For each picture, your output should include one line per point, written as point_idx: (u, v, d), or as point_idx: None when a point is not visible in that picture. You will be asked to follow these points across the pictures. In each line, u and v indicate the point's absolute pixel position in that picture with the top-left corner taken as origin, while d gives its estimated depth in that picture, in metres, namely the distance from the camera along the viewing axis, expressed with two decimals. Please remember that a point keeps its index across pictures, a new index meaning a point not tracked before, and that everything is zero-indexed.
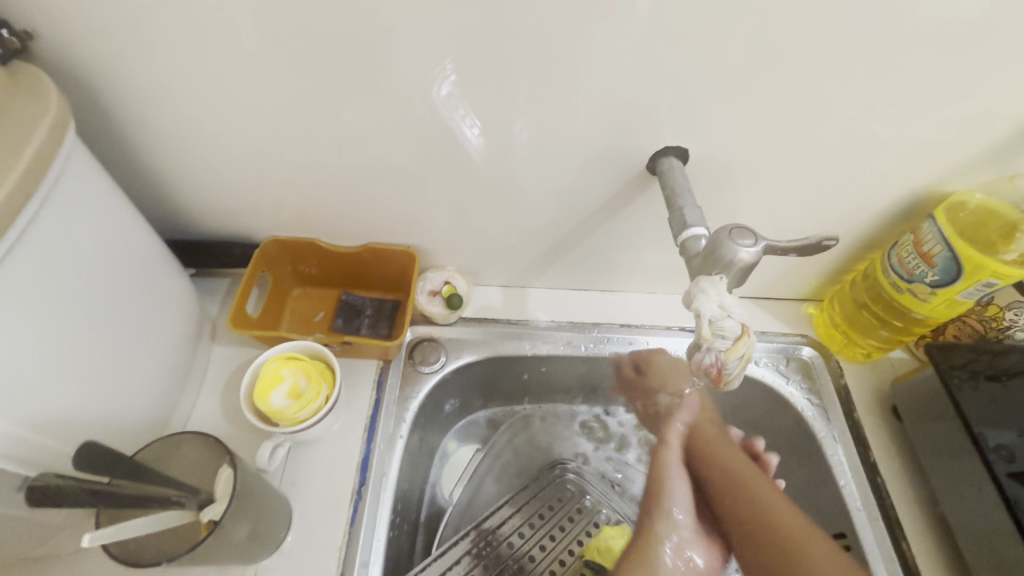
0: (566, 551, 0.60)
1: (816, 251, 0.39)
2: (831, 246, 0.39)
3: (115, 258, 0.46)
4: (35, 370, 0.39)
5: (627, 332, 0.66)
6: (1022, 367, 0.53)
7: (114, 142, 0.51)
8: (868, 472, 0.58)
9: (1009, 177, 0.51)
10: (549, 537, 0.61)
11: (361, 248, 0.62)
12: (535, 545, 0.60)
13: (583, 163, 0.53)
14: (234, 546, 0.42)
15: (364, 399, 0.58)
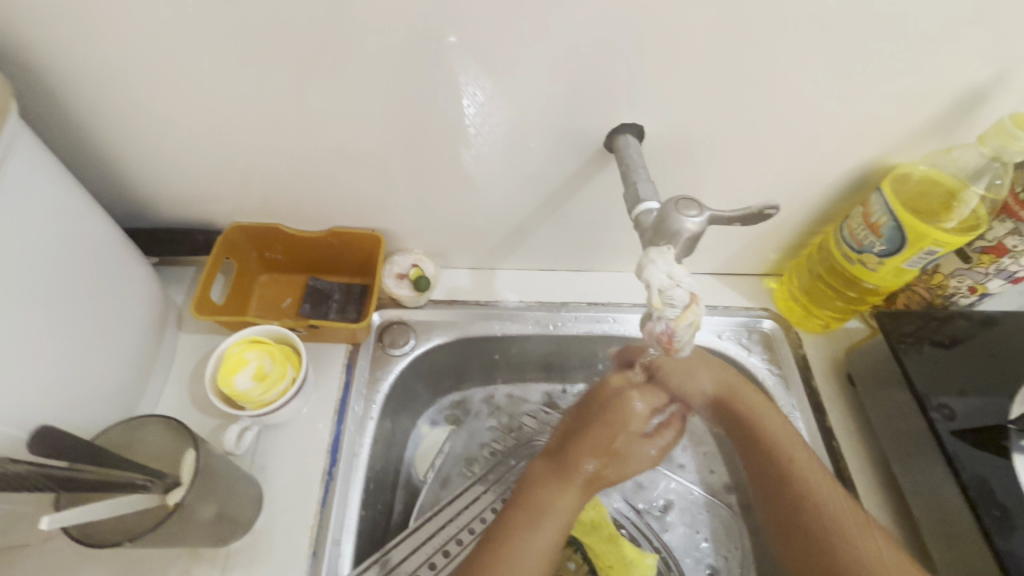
0: None
1: (757, 220, 0.40)
2: (772, 216, 0.40)
3: (67, 245, 0.45)
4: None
5: (595, 310, 0.67)
6: (965, 333, 0.56)
7: (63, 129, 0.50)
8: (824, 437, 0.60)
9: (947, 148, 0.52)
10: None
11: (326, 233, 0.61)
12: None
13: (542, 144, 0.53)
14: (202, 527, 0.43)
15: (334, 382, 0.59)
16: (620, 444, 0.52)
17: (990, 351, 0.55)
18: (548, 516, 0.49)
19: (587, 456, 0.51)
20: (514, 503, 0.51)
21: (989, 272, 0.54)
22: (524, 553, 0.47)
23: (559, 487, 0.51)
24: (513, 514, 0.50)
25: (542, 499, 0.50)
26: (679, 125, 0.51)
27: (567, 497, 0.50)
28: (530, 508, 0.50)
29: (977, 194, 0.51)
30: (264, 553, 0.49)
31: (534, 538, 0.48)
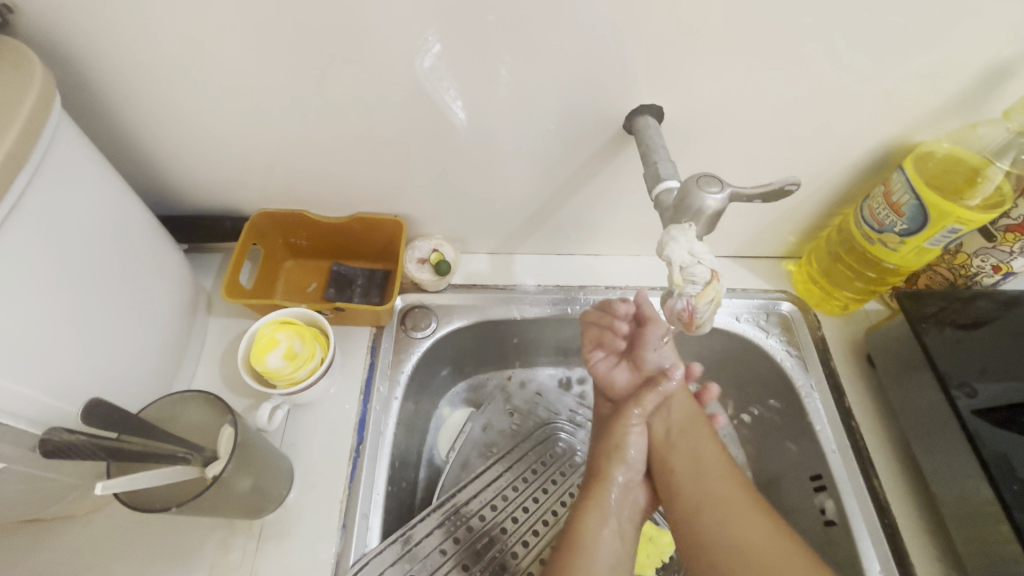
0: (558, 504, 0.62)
1: (779, 196, 0.40)
2: (794, 190, 0.40)
3: (106, 231, 0.47)
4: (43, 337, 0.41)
5: (613, 294, 0.68)
6: (988, 314, 0.56)
7: (99, 118, 0.52)
8: (843, 418, 0.61)
9: (972, 125, 0.51)
10: (542, 491, 0.63)
11: (349, 218, 0.63)
12: (528, 498, 0.62)
13: (561, 126, 0.53)
14: (240, 499, 0.45)
15: (358, 363, 0.60)
16: (605, 491, 0.55)
17: (1014, 332, 0.55)
18: (600, 551, 0.52)
19: (602, 508, 0.54)
20: (565, 538, 0.53)
21: (1013, 250, 0.53)
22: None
23: (596, 514, 0.54)
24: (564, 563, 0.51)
25: (589, 536, 0.52)
26: (698, 106, 0.51)
27: (604, 531, 0.53)
28: (574, 541, 0.52)
29: (1000, 170, 0.50)
30: (296, 526, 0.51)
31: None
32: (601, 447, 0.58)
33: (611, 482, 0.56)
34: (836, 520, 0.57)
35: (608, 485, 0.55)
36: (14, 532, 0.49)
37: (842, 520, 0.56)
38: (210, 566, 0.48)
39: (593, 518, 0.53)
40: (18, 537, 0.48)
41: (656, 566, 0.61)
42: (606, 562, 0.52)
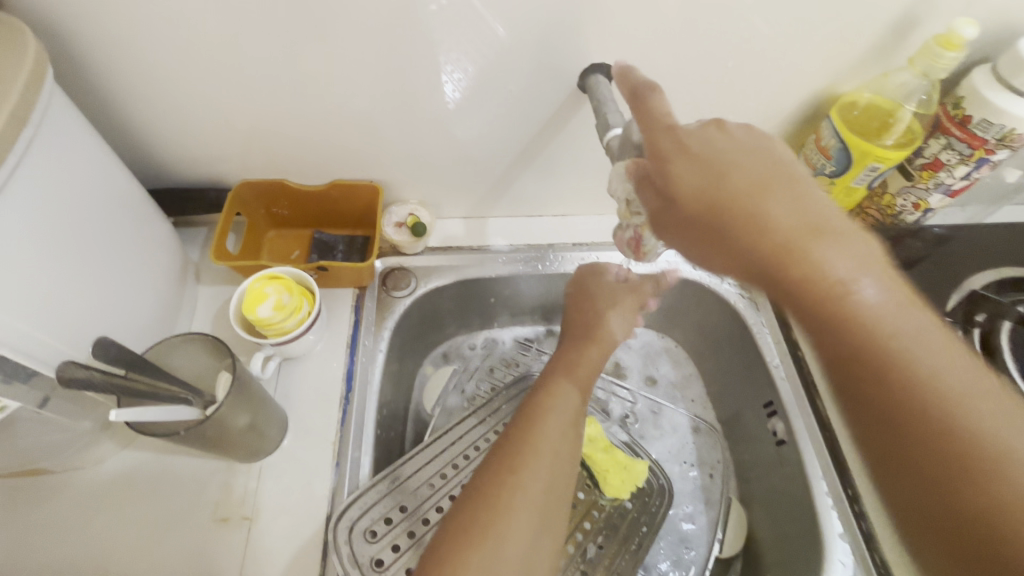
0: None
1: None
2: None
3: (98, 197, 0.50)
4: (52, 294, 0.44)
5: (579, 251, 0.73)
6: (915, 254, 0.63)
7: (84, 92, 0.54)
8: (791, 349, 0.67)
9: (884, 75, 0.57)
10: None
11: (327, 185, 0.66)
12: None
13: (521, 88, 0.58)
14: (241, 434, 0.49)
15: (344, 321, 0.64)
16: (566, 378, 0.58)
17: (935, 264, 0.62)
18: (558, 419, 0.53)
19: (567, 382, 0.57)
20: (525, 414, 0.54)
21: (929, 188, 0.60)
22: (529, 479, 0.48)
23: (559, 391, 0.56)
24: (524, 426, 0.52)
25: (549, 406, 0.54)
26: (646, 62, 0.56)
27: (563, 406, 0.55)
28: (533, 413, 0.54)
29: (910, 112, 0.56)
30: (292, 466, 0.55)
31: (548, 453, 0.50)
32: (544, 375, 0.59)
33: (571, 378, 0.58)
34: (786, 439, 0.63)
35: (568, 379, 0.57)
36: (23, 486, 0.52)
37: (791, 438, 0.62)
38: (214, 504, 0.52)
39: (533, 421, 0.53)
40: (31, 488, 0.52)
41: (631, 490, 0.65)
42: (568, 428, 0.53)
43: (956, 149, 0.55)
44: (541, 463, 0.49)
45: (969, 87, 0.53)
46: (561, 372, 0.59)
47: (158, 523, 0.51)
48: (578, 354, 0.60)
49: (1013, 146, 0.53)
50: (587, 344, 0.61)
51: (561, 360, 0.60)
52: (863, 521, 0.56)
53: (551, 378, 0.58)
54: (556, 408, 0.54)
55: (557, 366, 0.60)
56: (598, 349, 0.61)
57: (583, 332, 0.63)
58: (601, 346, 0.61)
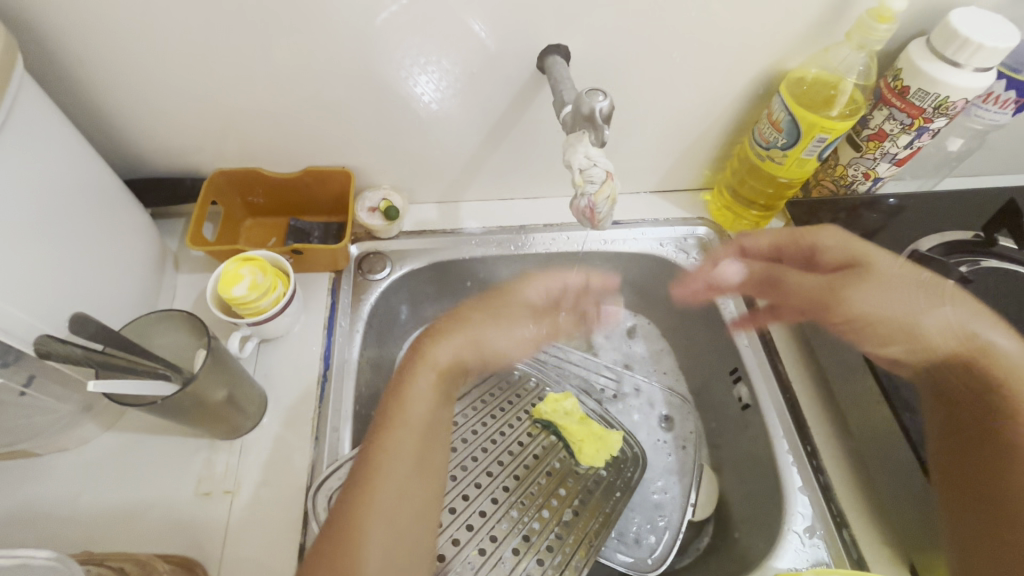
0: (521, 439, 0.68)
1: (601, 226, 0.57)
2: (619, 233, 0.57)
3: (74, 185, 0.51)
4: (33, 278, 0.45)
5: (550, 231, 0.75)
6: (873, 225, 0.65)
7: (57, 84, 0.55)
8: (753, 317, 0.69)
9: (826, 49, 0.60)
10: (508, 425, 0.69)
11: (301, 172, 0.68)
12: (494, 430, 0.68)
13: (483, 70, 0.60)
14: (219, 408, 0.51)
15: (321, 303, 0.66)
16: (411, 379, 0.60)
17: (894, 237, 0.65)
18: (398, 482, 0.52)
19: (416, 381, 0.60)
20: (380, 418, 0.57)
21: (876, 158, 0.63)
22: (378, 506, 0.50)
23: (410, 385, 0.60)
24: (369, 456, 0.53)
25: (401, 413, 0.57)
26: (601, 43, 0.58)
27: (417, 405, 0.58)
28: (385, 419, 0.56)
29: (851, 84, 0.59)
30: (273, 441, 0.56)
31: (404, 452, 0.55)
32: (393, 407, 0.58)
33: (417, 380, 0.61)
34: (750, 403, 0.66)
35: (417, 377, 0.60)
36: (9, 468, 0.53)
37: (754, 402, 0.65)
38: (197, 480, 0.54)
39: (373, 484, 0.51)
40: (17, 471, 0.53)
41: (606, 458, 0.67)
42: (412, 445, 0.55)
43: (897, 119, 0.58)
44: (396, 467, 0.53)
45: (906, 59, 0.56)
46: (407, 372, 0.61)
47: (142, 500, 0.52)
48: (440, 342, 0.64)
49: (949, 114, 0.57)
50: (433, 345, 0.64)
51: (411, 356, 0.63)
52: (820, 474, 0.58)
53: (400, 379, 0.61)
54: (405, 462, 0.54)
55: (404, 365, 0.62)
56: (441, 342, 0.64)
57: (432, 335, 0.65)
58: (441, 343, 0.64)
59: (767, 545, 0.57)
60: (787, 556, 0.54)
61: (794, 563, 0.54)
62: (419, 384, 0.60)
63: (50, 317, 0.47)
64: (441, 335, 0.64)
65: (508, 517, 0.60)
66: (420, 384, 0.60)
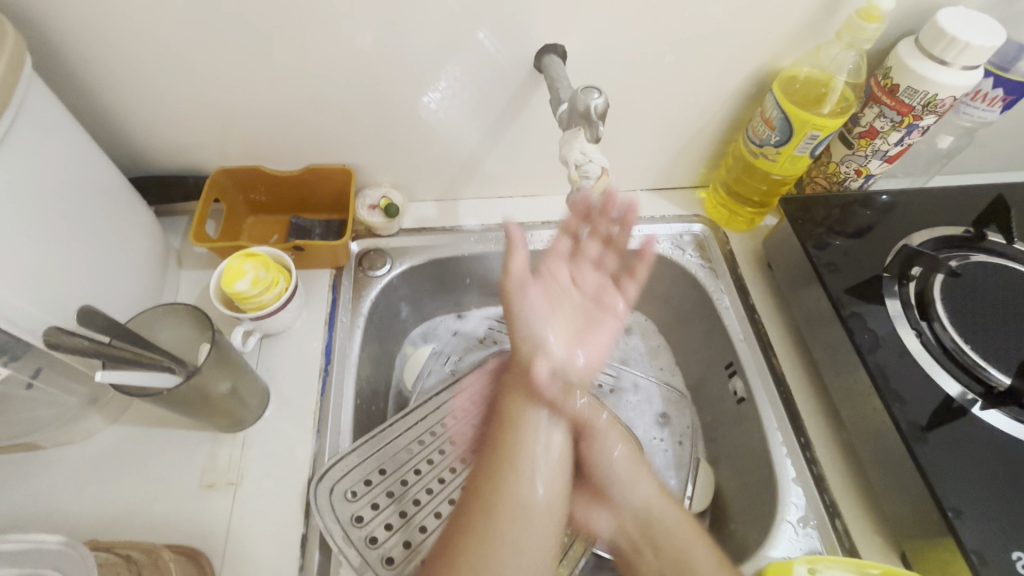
0: None
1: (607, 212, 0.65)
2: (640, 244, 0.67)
3: (81, 181, 0.52)
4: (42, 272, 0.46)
5: (548, 228, 0.76)
6: (865, 221, 0.66)
7: (64, 83, 0.56)
8: (748, 313, 0.70)
9: (817, 48, 0.61)
10: None
11: (303, 170, 0.69)
12: None
13: (482, 69, 0.61)
14: (222, 400, 0.52)
15: (322, 299, 0.67)
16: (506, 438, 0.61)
17: (886, 232, 0.66)
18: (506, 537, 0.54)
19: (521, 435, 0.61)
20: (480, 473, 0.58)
21: (868, 155, 0.64)
22: (481, 560, 0.52)
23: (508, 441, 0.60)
24: (470, 506, 0.56)
25: (493, 473, 0.58)
26: (597, 42, 0.59)
27: (526, 489, 0.57)
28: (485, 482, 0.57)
29: (842, 82, 0.60)
30: (275, 434, 0.57)
31: (495, 536, 0.54)
32: (500, 448, 0.60)
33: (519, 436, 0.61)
34: (745, 396, 0.67)
35: (519, 432, 0.61)
36: (14, 461, 0.54)
37: (749, 395, 0.66)
38: (200, 472, 0.55)
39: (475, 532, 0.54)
40: (23, 464, 0.54)
41: None
42: (524, 508, 0.56)
43: (888, 116, 0.59)
44: (507, 521, 0.55)
45: (896, 58, 0.57)
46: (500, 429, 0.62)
47: (147, 491, 0.53)
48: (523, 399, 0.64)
49: (938, 111, 0.58)
50: (520, 395, 0.64)
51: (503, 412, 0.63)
52: (813, 465, 0.60)
53: (493, 432, 0.62)
54: (518, 514, 0.56)
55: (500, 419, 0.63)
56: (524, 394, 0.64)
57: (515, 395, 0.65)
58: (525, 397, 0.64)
59: (761, 536, 0.58)
60: (781, 547, 0.56)
61: (787, 553, 0.55)
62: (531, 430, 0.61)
63: (57, 310, 0.48)
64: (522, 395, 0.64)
65: None
66: (531, 427, 0.62)
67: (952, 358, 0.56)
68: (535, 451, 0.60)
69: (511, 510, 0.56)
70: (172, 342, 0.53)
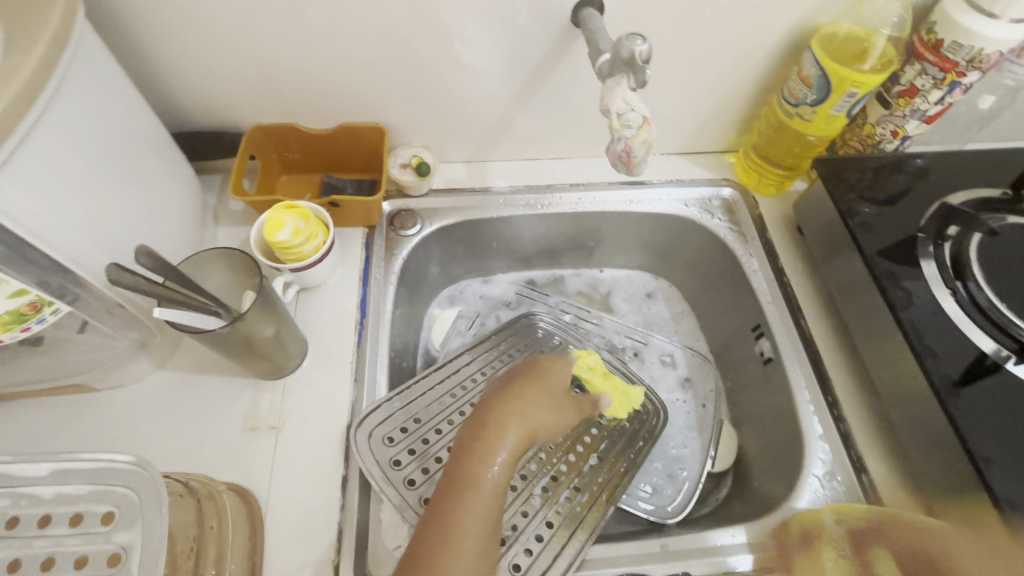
0: None
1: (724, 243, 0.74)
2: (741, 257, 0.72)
3: (129, 132, 0.53)
4: (99, 216, 0.48)
5: (577, 191, 0.76)
6: (900, 184, 0.66)
7: (110, 34, 0.57)
8: (777, 276, 0.70)
9: (861, 2, 0.60)
10: None
11: (336, 128, 0.69)
12: None
13: (520, 22, 0.60)
14: (267, 343, 0.54)
15: (355, 256, 0.68)
16: (497, 433, 0.48)
17: (923, 195, 0.65)
18: (476, 531, 0.43)
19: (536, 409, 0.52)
20: (447, 485, 0.45)
21: (906, 115, 0.63)
22: (468, 520, 0.43)
23: (476, 464, 0.45)
24: (447, 496, 0.44)
25: (479, 473, 0.45)
26: None
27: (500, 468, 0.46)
28: (460, 483, 0.44)
29: (884, 37, 0.60)
30: (314, 382, 0.59)
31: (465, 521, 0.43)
32: (473, 460, 0.46)
33: (493, 459, 0.46)
34: (772, 357, 0.67)
35: (499, 435, 0.48)
36: (67, 402, 0.56)
37: (777, 355, 0.66)
38: (244, 417, 0.57)
39: (466, 491, 0.44)
40: (75, 405, 0.56)
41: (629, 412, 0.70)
42: (487, 510, 0.44)
43: (929, 73, 0.58)
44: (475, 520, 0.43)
45: (942, 12, 0.56)
46: (499, 415, 0.50)
47: (194, 433, 0.55)
48: (523, 404, 0.51)
49: (983, 68, 0.57)
50: (540, 387, 0.55)
51: (493, 405, 0.51)
52: (840, 423, 0.60)
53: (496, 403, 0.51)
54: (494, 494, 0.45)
55: (489, 411, 0.50)
56: (548, 388, 0.55)
57: (510, 406, 0.51)
58: (549, 389, 0.55)
59: (786, 489, 0.59)
60: (804, 497, 0.57)
61: (811, 503, 0.56)
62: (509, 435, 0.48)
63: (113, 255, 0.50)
64: (517, 405, 0.51)
65: (536, 458, 0.62)
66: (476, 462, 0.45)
67: (986, 316, 0.56)
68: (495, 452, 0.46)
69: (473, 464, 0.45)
70: (221, 287, 0.56)
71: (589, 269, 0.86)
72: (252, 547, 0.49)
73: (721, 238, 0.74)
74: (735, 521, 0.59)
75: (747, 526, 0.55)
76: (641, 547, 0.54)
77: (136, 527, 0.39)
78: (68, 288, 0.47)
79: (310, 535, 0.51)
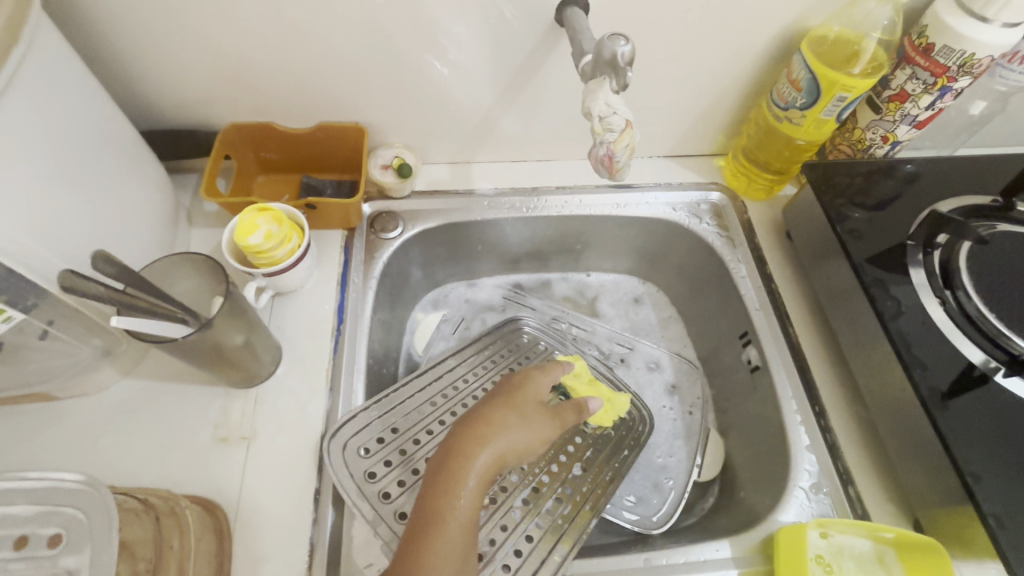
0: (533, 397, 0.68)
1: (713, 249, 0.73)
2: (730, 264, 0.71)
3: (93, 131, 0.51)
4: (56, 219, 0.46)
5: (563, 194, 0.75)
6: (889, 190, 0.65)
7: (74, 28, 0.55)
8: (765, 282, 0.69)
9: (852, 4, 0.59)
10: None
11: (314, 128, 0.67)
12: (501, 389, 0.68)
13: (502, 20, 0.58)
14: (235, 351, 0.52)
15: (334, 260, 0.66)
16: (462, 459, 0.47)
17: (912, 201, 0.64)
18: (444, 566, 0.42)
19: (505, 429, 0.51)
20: (414, 524, 0.44)
21: (896, 120, 0.62)
22: (436, 554, 0.42)
23: (442, 498, 0.45)
24: (414, 531, 0.44)
25: (446, 504, 0.45)
26: None
27: (468, 497, 0.46)
28: (423, 518, 0.44)
29: (874, 41, 0.59)
30: (288, 391, 0.57)
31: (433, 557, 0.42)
32: (440, 493, 0.45)
33: (458, 491, 0.45)
34: (759, 365, 0.66)
35: (463, 461, 0.47)
36: (28, 411, 0.54)
37: (764, 363, 0.65)
38: (214, 426, 0.55)
39: (434, 525, 0.44)
40: (37, 414, 0.54)
41: (614, 419, 0.68)
42: (454, 545, 0.44)
43: (920, 78, 0.57)
44: (444, 554, 0.43)
45: (933, 15, 0.55)
46: (468, 444, 0.49)
47: (161, 444, 0.53)
48: (489, 430, 0.50)
49: (974, 73, 0.56)
50: (509, 409, 0.53)
51: (463, 434, 0.50)
52: (827, 433, 0.59)
53: (463, 427, 0.51)
54: (462, 524, 0.45)
55: (458, 441, 0.49)
56: (517, 409, 0.53)
57: (481, 429, 0.50)
58: (519, 409, 0.53)
59: (772, 501, 0.58)
60: (791, 510, 0.55)
61: (797, 517, 0.55)
62: (478, 460, 0.48)
63: (74, 260, 0.48)
64: (485, 432, 0.50)
65: (518, 469, 0.60)
66: (436, 491, 0.45)
67: (975, 327, 0.55)
68: (464, 478, 0.46)
69: (440, 496, 0.45)
70: (189, 293, 0.54)
71: (576, 273, 0.85)
72: (218, 565, 0.47)
73: (708, 243, 0.73)
74: (720, 534, 0.57)
75: (732, 540, 0.54)
76: (622, 562, 0.52)
77: (87, 550, 0.38)
78: (25, 295, 0.45)
79: (280, 552, 0.49)
